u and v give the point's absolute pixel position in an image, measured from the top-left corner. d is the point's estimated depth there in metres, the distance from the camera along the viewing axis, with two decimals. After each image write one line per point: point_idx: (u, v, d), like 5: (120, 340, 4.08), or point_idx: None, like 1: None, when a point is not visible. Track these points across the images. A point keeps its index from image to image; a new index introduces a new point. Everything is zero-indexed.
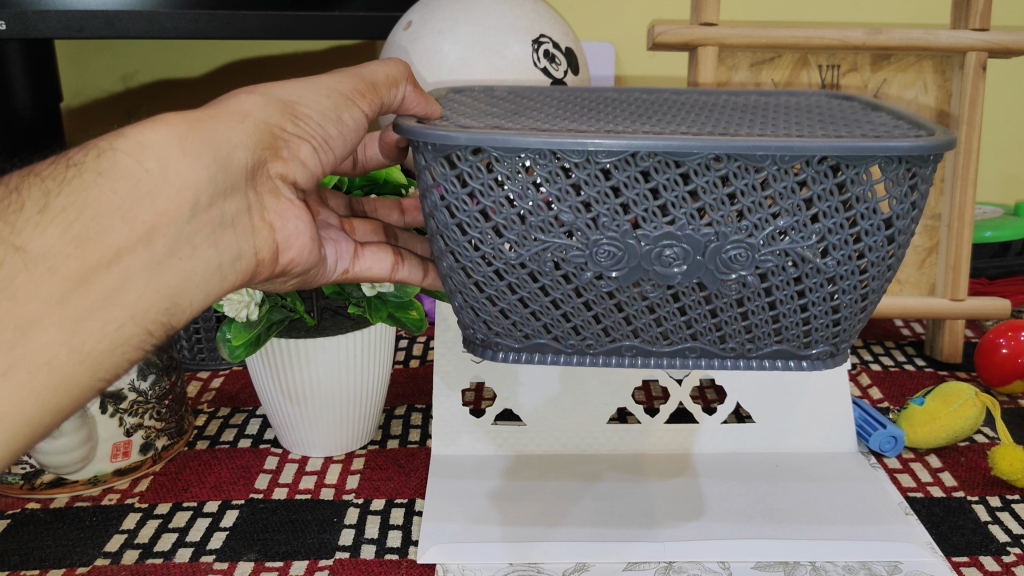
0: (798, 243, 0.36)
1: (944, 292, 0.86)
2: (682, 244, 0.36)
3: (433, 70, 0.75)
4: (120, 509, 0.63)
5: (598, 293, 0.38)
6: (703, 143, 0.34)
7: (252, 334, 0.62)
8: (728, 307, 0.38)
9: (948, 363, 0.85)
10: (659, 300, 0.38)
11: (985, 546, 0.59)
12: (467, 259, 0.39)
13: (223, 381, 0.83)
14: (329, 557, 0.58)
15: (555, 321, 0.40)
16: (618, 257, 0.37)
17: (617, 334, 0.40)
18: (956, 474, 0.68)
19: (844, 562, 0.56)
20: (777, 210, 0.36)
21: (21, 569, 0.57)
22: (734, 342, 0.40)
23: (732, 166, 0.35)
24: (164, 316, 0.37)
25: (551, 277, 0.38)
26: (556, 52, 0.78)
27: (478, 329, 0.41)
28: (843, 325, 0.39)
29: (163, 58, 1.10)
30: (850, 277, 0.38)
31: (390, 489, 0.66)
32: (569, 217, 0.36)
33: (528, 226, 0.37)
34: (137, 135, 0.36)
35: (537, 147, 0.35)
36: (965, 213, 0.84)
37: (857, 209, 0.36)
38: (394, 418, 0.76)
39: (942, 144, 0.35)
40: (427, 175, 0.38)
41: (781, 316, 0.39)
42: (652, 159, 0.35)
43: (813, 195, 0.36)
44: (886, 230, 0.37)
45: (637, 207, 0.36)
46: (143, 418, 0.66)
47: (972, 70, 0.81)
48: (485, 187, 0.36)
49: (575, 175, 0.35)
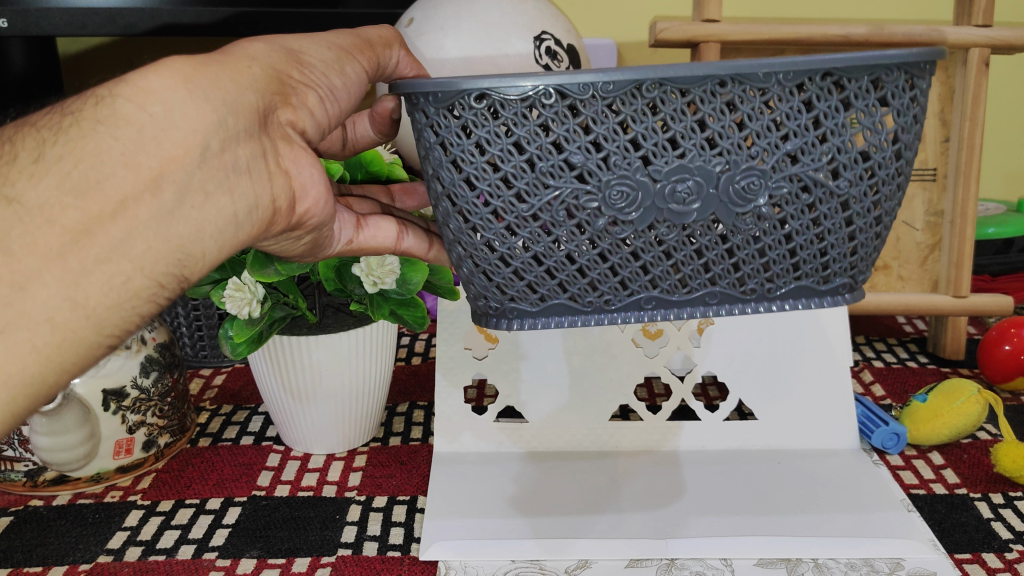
0: (810, 166, 0.36)
1: (947, 289, 0.86)
2: (695, 177, 0.36)
3: (435, 67, 0.75)
4: (123, 506, 0.64)
5: (613, 241, 0.37)
6: (709, 66, 0.34)
7: (254, 330, 0.61)
8: (746, 245, 0.38)
9: (951, 359, 0.85)
10: (675, 243, 0.38)
11: (988, 542, 0.59)
12: (478, 216, 0.38)
13: (226, 377, 0.83)
14: (332, 553, 0.58)
15: (572, 277, 0.38)
16: (632, 198, 0.36)
17: (634, 286, 0.39)
18: (959, 471, 0.68)
19: (847, 558, 0.56)
20: (787, 133, 0.36)
21: (25, 565, 0.57)
22: (754, 283, 0.39)
23: (738, 90, 0.35)
24: (175, 268, 0.35)
25: (565, 228, 0.37)
26: (558, 49, 0.78)
27: (490, 296, 0.40)
28: (859, 249, 0.39)
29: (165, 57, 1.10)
30: (863, 198, 0.38)
31: (393, 486, 0.66)
32: (579, 157, 0.35)
33: (538, 172, 0.36)
34: (139, 79, 0.33)
35: (542, 85, 0.34)
36: (968, 210, 0.84)
37: (864, 126, 0.37)
38: (396, 415, 0.76)
39: (933, 51, 0.36)
40: (430, 132, 0.37)
41: (799, 248, 0.38)
42: (658, 89, 0.35)
43: (819, 114, 0.36)
44: (892, 145, 0.38)
45: (646, 142, 0.35)
46: (146, 414, 0.66)
47: (975, 66, 0.81)
48: (492, 135, 0.35)
49: (584, 113, 0.35)
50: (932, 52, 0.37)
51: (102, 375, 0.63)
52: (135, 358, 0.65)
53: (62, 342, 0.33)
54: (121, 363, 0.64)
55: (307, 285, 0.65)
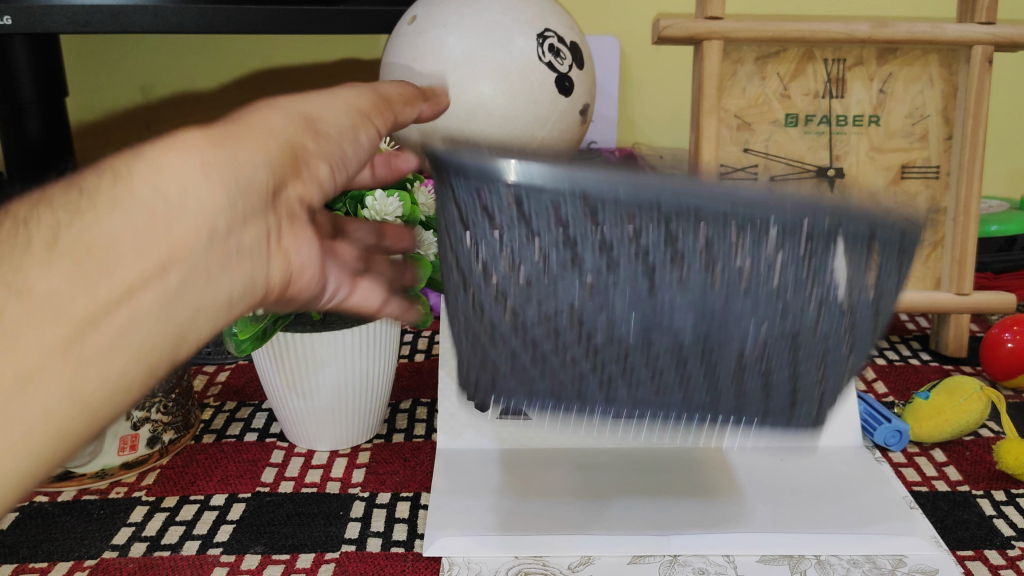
0: (803, 308, 0.34)
1: (950, 286, 0.86)
2: (682, 297, 0.34)
3: (438, 64, 0.75)
4: (127, 502, 0.64)
5: (589, 353, 0.36)
6: (735, 207, 0.31)
7: (258, 328, 0.61)
8: (713, 375, 0.37)
9: (953, 358, 0.87)
10: (643, 367, 0.37)
11: (990, 540, 0.59)
12: (478, 297, 0.36)
13: (229, 374, 0.83)
14: (336, 549, 0.59)
15: (540, 376, 0.38)
16: (620, 301, 0.35)
17: (595, 400, 0.38)
18: (961, 468, 0.68)
19: (849, 555, 0.56)
20: (783, 275, 0.33)
21: (31, 561, 0.58)
22: (714, 419, 0.39)
23: (760, 227, 0.32)
24: (173, 345, 0.36)
25: (542, 328, 0.36)
26: (561, 46, 0.78)
27: (468, 367, 0.40)
28: (823, 412, 0.38)
29: (169, 55, 1.10)
30: (852, 361, 0.36)
31: (396, 483, 0.66)
32: (574, 255, 0.34)
33: (533, 272, 0.35)
34: (157, 161, 0.34)
35: (559, 187, 0.32)
36: (971, 207, 0.83)
37: (866, 292, 0.34)
38: (399, 412, 0.77)
39: (924, 229, 0.33)
40: (448, 193, 0.35)
41: (766, 390, 0.37)
42: (674, 210, 0.32)
43: (834, 270, 0.33)
44: (877, 321, 0.35)
45: (644, 257, 0.33)
46: (151, 411, 0.67)
47: (978, 63, 0.80)
48: (500, 221, 0.33)
49: (592, 216, 0.32)
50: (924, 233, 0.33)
51: None
52: None
53: (58, 429, 0.33)
54: None
55: None
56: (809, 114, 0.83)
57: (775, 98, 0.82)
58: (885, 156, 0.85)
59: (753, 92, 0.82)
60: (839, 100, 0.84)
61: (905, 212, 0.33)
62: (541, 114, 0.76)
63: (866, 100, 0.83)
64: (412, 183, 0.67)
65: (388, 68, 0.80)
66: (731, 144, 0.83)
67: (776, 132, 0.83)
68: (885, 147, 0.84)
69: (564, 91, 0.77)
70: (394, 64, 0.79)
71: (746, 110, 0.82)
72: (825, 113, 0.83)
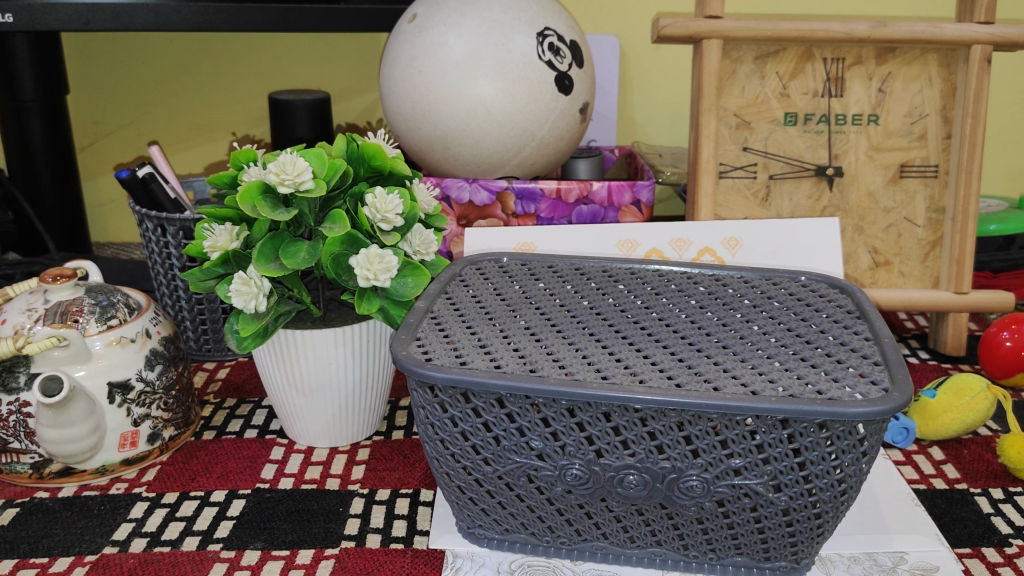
0: (719, 489, 0.48)
1: (948, 285, 0.86)
2: (631, 470, 0.49)
3: (438, 63, 0.75)
4: (128, 498, 0.64)
5: (553, 458, 0.49)
6: (684, 396, 0.45)
7: (260, 325, 0.61)
8: (652, 510, 0.51)
9: (952, 356, 0.87)
10: (598, 474, 0.49)
11: (988, 537, 0.59)
12: (465, 421, 0.50)
13: (229, 371, 0.83)
14: (336, 545, 0.59)
15: (503, 468, 0.51)
16: (582, 479, 0.50)
17: (547, 491, 0.51)
18: (959, 466, 0.68)
19: (850, 553, 0.56)
20: (701, 455, 0.48)
21: (31, 557, 0.58)
22: (654, 493, 0.49)
23: (694, 429, 0.47)
24: None
25: (514, 442, 0.50)
26: (561, 44, 0.78)
27: (438, 425, 0.51)
28: (750, 514, 0.50)
29: (169, 53, 1.10)
30: (789, 471, 0.47)
31: (395, 479, 0.66)
32: (542, 443, 0.49)
33: (512, 429, 0.49)
34: None
35: (549, 397, 0.47)
36: (969, 206, 0.83)
37: (781, 472, 0.48)
38: (399, 409, 0.77)
39: (882, 414, 0.44)
40: (435, 394, 0.50)
41: (699, 513, 0.50)
42: (623, 418, 0.47)
43: (761, 444, 0.47)
44: (800, 467, 0.47)
45: (600, 440, 0.48)
46: (151, 408, 0.66)
47: (977, 63, 0.81)
48: (491, 411, 0.49)
49: (570, 421, 0.48)
50: (885, 413, 0.45)
51: (106, 367, 0.62)
52: (140, 352, 0.65)
53: None
54: (124, 355, 0.64)
55: (312, 280, 0.68)
56: (809, 114, 0.83)
57: (775, 97, 0.82)
58: (884, 155, 0.84)
59: (753, 91, 0.82)
60: (838, 99, 0.83)
61: (840, 397, 0.46)
62: (542, 112, 0.77)
63: (866, 99, 0.83)
64: (411, 180, 0.67)
65: (389, 67, 0.80)
66: (730, 143, 0.83)
67: (776, 130, 0.83)
68: (885, 146, 0.84)
69: (565, 90, 0.77)
70: (394, 63, 0.79)
71: (745, 110, 0.82)
72: (824, 112, 0.83)
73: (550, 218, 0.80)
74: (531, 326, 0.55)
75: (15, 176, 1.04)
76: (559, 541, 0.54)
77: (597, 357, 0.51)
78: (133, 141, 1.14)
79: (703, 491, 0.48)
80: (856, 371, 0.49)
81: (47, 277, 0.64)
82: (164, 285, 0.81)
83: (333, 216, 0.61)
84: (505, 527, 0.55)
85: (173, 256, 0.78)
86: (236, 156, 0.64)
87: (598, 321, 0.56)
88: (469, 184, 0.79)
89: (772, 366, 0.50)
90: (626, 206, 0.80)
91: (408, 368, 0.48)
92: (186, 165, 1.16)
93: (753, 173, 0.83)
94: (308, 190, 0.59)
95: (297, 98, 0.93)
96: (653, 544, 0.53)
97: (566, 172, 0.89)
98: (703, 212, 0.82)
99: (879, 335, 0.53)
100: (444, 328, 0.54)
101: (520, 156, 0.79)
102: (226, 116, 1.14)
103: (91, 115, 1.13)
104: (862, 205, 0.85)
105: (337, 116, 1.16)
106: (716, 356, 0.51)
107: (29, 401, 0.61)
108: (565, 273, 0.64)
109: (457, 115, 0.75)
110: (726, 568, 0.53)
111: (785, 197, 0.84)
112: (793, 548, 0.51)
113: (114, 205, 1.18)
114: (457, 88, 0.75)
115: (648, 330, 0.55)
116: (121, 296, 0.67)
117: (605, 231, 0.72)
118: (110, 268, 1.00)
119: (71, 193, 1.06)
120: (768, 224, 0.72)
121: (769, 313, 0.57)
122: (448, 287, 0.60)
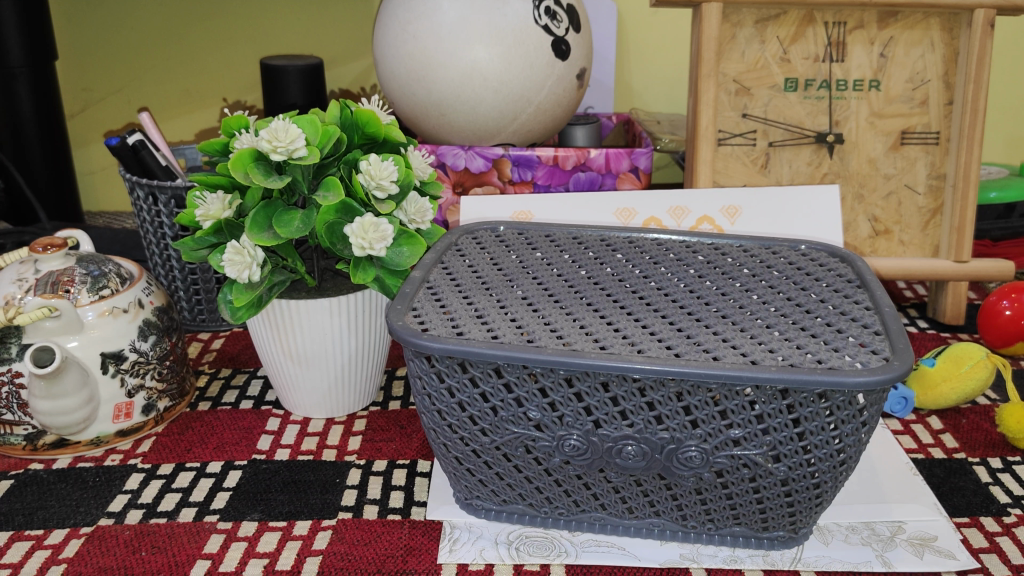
0: (721, 459, 0.48)
1: (948, 253, 0.86)
2: (633, 442, 0.48)
3: (432, 28, 0.74)
4: (123, 469, 0.64)
5: (552, 427, 0.49)
6: (680, 365, 0.45)
7: (254, 295, 0.61)
8: (651, 480, 0.51)
9: (950, 325, 0.87)
10: (597, 441, 0.49)
11: (986, 506, 0.59)
12: (465, 393, 0.49)
13: (224, 341, 0.82)
14: (333, 517, 0.59)
15: (502, 438, 0.50)
16: (581, 449, 0.49)
17: (545, 462, 0.51)
18: (957, 436, 0.68)
19: (847, 522, 0.56)
20: (700, 424, 0.47)
21: (26, 529, 0.58)
22: (655, 462, 0.49)
23: (693, 399, 0.47)
24: None
25: (512, 412, 0.49)
26: (558, 9, 0.76)
27: (436, 397, 0.51)
28: (757, 486, 0.49)
29: (157, 17, 1.08)
30: (790, 441, 0.47)
31: (392, 450, 0.66)
32: (537, 413, 0.49)
33: (511, 401, 0.49)
34: None
35: (547, 368, 0.47)
36: (970, 173, 0.83)
37: (784, 438, 0.47)
38: (395, 379, 0.76)
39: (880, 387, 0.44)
40: (431, 364, 0.49)
41: (700, 485, 0.50)
42: (622, 389, 0.47)
43: (762, 412, 0.46)
44: (801, 437, 0.47)
45: (598, 410, 0.48)
46: (145, 378, 0.65)
47: (980, 27, 0.80)
48: (490, 384, 0.49)
49: (570, 391, 0.48)
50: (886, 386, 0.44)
51: (100, 338, 0.62)
52: (133, 322, 0.64)
53: None
54: (118, 325, 0.63)
55: (306, 250, 0.67)
56: (810, 79, 0.82)
57: (775, 62, 0.81)
58: (885, 122, 0.83)
59: (752, 56, 0.81)
60: (839, 64, 0.82)
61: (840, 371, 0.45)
62: (538, 78, 0.75)
63: (868, 64, 0.82)
64: (406, 147, 0.65)
65: (383, 33, 0.78)
66: (730, 110, 0.82)
67: (776, 97, 0.82)
68: (886, 112, 0.83)
69: (561, 55, 0.76)
70: (389, 28, 0.77)
71: (745, 75, 0.81)
72: (825, 78, 0.82)
73: (548, 185, 0.79)
74: (529, 296, 0.54)
75: (4, 146, 1.03)
76: (557, 511, 0.54)
77: (594, 327, 0.50)
78: (124, 108, 1.13)
79: (703, 456, 0.48)
80: (857, 340, 0.48)
81: (37, 246, 0.63)
82: (157, 255, 0.80)
83: (326, 183, 0.60)
84: (503, 498, 0.55)
85: (165, 225, 0.77)
86: (227, 124, 0.63)
87: (596, 291, 0.55)
88: (464, 151, 0.78)
89: (772, 335, 0.49)
90: (624, 173, 0.79)
91: (405, 338, 0.48)
92: (177, 133, 1.15)
93: (752, 140, 0.82)
94: (301, 158, 0.57)
95: (290, 64, 0.91)
96: (652, 515, 0.53)
97: (564, 139, 0.88)
98: (702, 179, 0.81)
99: (879, 304, 0.52)
100: (440, 298, 0.53)
101: (516, 122, 0.78)
102: (217, 81, 1.13)
103: (80, 81, 1.11)
104: (862, 172, 0.84)
105: (331, 82, 1.14)
106: (715, 325, 0.50)
107: (22, 371, 0.60)
108: (562, 242, 0.63)
109: (451, 82, 0.74)
110: (724, 538, 0.53)
111: (785, 164, 0.83)
112: (792, 518, 0.51)
113: (105, 173, 1.17)
114: (452, 53, 0.73)
115: (645, 299, 0.54)
116: (113, 266, 0.66)
117: (604, 200, 0.71)
118: (102, 237, 0.99)
119: (62, 164, 1.05)
120: (768, 193, 0.71)
121: (769, 283, 0.56)
122: (444, 257, 0.59)
